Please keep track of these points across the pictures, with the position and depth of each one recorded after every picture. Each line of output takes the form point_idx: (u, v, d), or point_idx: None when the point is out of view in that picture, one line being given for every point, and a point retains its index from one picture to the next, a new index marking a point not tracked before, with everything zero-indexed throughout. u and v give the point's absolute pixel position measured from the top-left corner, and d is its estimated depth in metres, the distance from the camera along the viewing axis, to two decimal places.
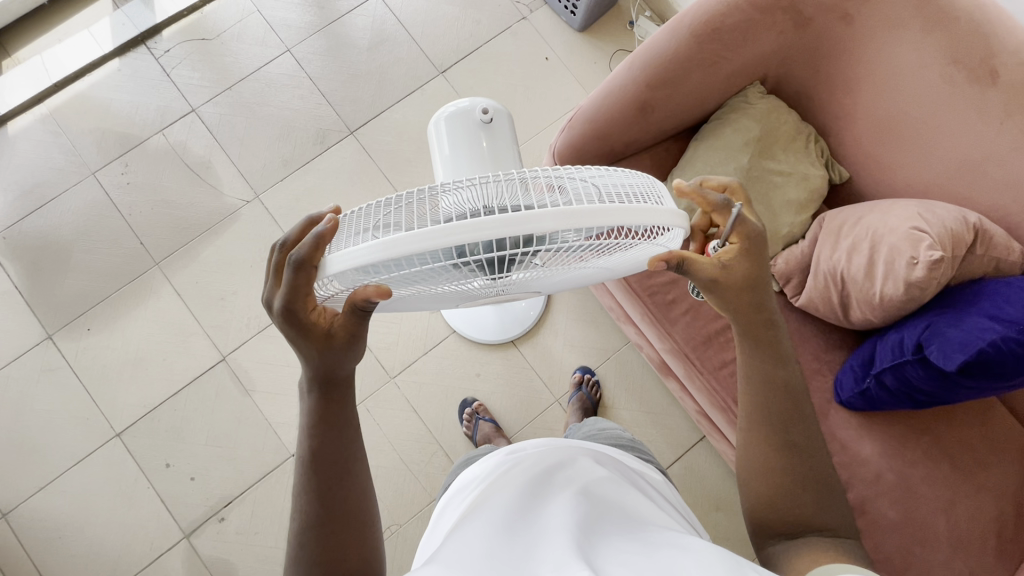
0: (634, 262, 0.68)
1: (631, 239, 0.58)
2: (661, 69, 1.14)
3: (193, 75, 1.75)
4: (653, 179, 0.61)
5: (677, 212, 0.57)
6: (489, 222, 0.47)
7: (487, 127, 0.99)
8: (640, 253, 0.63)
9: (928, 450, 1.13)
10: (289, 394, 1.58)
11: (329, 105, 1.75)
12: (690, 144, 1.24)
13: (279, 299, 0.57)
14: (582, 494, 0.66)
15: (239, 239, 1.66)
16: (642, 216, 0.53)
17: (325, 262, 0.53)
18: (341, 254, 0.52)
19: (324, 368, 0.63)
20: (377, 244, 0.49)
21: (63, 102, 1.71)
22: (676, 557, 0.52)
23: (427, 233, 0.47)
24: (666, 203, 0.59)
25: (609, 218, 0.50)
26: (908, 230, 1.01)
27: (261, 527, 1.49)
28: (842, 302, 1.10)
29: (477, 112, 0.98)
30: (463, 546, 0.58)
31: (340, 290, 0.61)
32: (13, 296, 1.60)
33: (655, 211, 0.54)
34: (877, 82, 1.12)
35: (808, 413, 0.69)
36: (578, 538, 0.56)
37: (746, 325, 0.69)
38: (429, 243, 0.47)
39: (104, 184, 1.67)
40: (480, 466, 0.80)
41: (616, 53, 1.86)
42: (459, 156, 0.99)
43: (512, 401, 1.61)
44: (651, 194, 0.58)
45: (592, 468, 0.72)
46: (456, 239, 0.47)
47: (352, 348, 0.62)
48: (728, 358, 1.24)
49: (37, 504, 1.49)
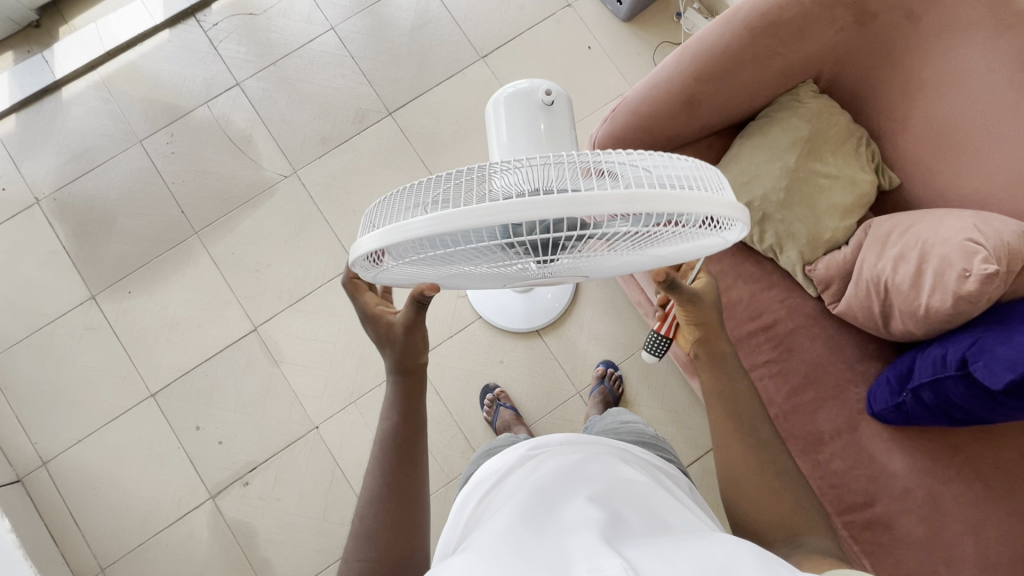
0: (682, 251, 0.67)
1: (685, 227, 0.57)
2: (711, 62, 1.11)
3: (239, 49, 1.78)
4: (710, 167, 0.60)
5: (735, 203, 0.56)
6: (546, 200, 0.46)
7: (549, 113, 0.82)
8: (689, 240, 0.62)
9: (961, 469, 1.10)
10: (317, 367, 1.61)
11: (369, 85, 1.76)
12: (735, 142, 1.21)
13: (353, 304, 0.77)
14: (609, 490, 0.66)
15: (275, 213, 1.69)
16: (699, 204, 0.52)
17: (376, 234, 0.53)
18: (394, 226, 0.52)
19: (404, 355, 0.73)
20: (433, 218, 0.48)
21: (115, 70, 1.76)
22: (707, 547, 0.52)
23: (484, 209, 0.47)
24: (724, 192, 0.57)
25: (668, 204, 0.49)
26: (962, 241, 0.97)
27: (282, 494, 1.54)
28: (883, 311, 1.08)
29: (538, 92, 0.81)
30: (488, 540, 0.59)
31: (385, 262, 0.61)
32: (61, 255, 1.66)
33: (713, 202, 0.53)
34: (941, 86, 1.07)
35: (771, 420, 0.76)
36: (607, 534, 0.56)
37: (702, 344, 0.79)
38: (485, 219, 0.47)
39: (151, 152, 1.72)
40: (506, 456, 0.80)
41: (660, 46, 1.83)
42: (517, 145, 0.82)
43: (534, 390, 1.62)
44: (709, 183, 0.57)
45: (620, 467, 0.72)
46: (513, 215, 0.46)
47: (411, 334, 0.72)
48: (758, 361, 1.20)
49: (75, 455, 1.56)
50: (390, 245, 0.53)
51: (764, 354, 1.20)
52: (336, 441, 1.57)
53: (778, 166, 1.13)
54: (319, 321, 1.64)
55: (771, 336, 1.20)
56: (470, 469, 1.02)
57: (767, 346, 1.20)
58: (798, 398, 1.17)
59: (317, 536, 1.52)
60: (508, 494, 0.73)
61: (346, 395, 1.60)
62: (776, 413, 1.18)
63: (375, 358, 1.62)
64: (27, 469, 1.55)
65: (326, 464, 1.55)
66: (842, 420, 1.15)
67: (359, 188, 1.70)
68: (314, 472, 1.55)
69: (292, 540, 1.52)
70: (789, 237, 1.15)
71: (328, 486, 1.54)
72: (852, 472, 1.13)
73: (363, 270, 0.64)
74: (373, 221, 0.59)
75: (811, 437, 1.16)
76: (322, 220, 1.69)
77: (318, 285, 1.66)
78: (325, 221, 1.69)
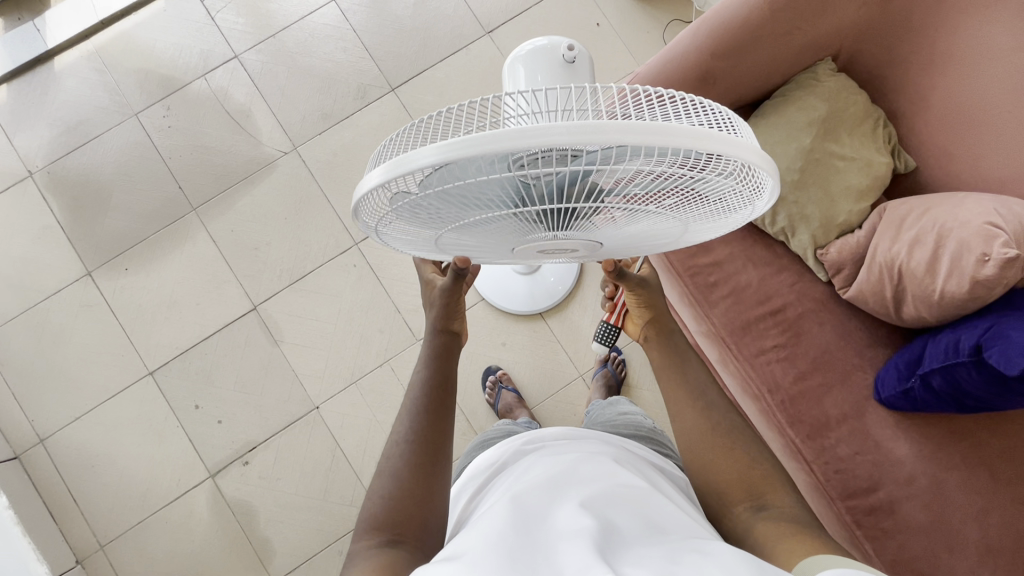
0: (703, 215, 0.64)
1: (710, 179, 0.53)
2: (728, 37, 1.08)
3: (237, 20, 1.72)
4: (742, 120, 0.55)
5: (765, 155, 0.52)
6: (564, 124, 0.42)
7: (570, 70, 0.78)
8: (712, 196, 0.58)
9: (966, 456, 1.09)
10: (317, 347, 1.60)
11: (371, 60, 1.72)
12: (749, 121, 1.18)
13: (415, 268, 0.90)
14: (606, 488, 0.66)
15: (275, 190, 1.66)
16: (727, 147, 0.47)
17: (378, 170, 0.50)
18: (398, 158, 0.48)
19: (451, 316, 0.83)
20: (439, 146, 0.45)
21: (109, 40, 1.71)
22: (701, 565, 0.52)
23: (495, 135, 0.43)
24: (753, 142, 0.54)
25: (692, 141, 0.45)
26: (982, 224, 0.95)
27: (282, 474, 1.53)
28: (896, 296, 1.07)
29: (560, 48, 0.75)
30: (481, 542, 0.59)
31: (386, 209, 0.57)
32: (56, 230, 1.63)
33: (743, 147, 0.49)
34: (964, 65, 1.06)
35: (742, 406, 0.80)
36: (600, 546, 0.55)
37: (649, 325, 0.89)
38: (495, 146, 0.43)
39: (146, 126, 1.68)
40: (497, 451, 0.82)
41: (670, 23, 1.78)
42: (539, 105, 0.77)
43: (536, 373, 1.61)
44: (739, 130, 0.53)
45: (615, 469, 0.71)
46: (526, 141, 0.43)
47: (449, 300, 0.82)
48: (765, 345, 1.17)
49: (72, 432, 1.55)
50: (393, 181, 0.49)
51: (772, 338, 1.17)
52: (337, 422, 1.56)
53: (792, 146, 1.11)
54: (319, 301, 1.62)
55: (779, 321, 1.18)
56: (464, 460, 1.02)
57: (774, 331, 1.17)
58: (805, 383, 1.15)
59: (318, 516, 1.51)
60: (503, 489, 0.72)
61: (348, 376, 1.58)
62: (783, 398, 1.16)
63: (376, 339, 1.60)
64: (25, 446, 1.54)
65: (326, 444, 1.55)
66: (849, 405, 1.14)
67: (360, 166, 1.67)
68: (314, 453, 1.54)
69: (293, 520, 1.51)
70: (801, 220, 1.13)
71: (328, 466, 1.53)
72: (857, 458, 1.12)
73: (365, 222, 0.61)
74: (377, 161, 0.55)
75: (817, 422, 1.14)
76: (323, 198, 1.65)
77: (319, 264, 1.64)
78: (326, 199, 1.65)
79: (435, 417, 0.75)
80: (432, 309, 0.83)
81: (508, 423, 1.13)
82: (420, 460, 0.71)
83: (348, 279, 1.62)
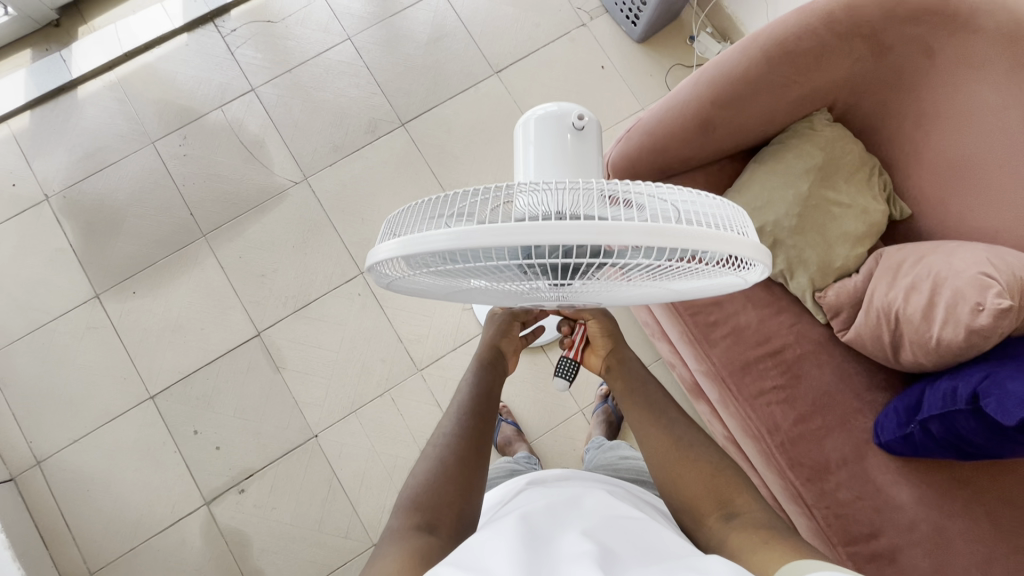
0: (699, 286, 0.66)
1: (707, 265, 0.56)
2: (728, 88, 1.13)
3: (255, 55, 1.79)
4: (737, 207, 0.59)
5: (757, 249, 0.55)
6: (571, 225, 0.45)
7: (579, 139, 0.76)
8: (706, 276, 0.61)
9: (968, 504, 1.09)
10: (318, 375, 1.60)
11: (383, 96, 1.78)
12: (748, 166, 1.22)
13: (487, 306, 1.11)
14: (606, 521, 0.68)
15: (284, 219, 1.69)
16: (720, 244, 0.50)
17: (396, 243, 0.52)
18: (412, 238, 0.51)
19: (503, 333, 1.06)
20: (454, 233, 0.47)
21: (132, 71, 1.77)
22: None
23: (506, 228, 0.46)
24: (748, 234, 0.57)
25: (686, 241, 0.48)
26: (975, 274, 0.97)
27: (278, 503, 1.52)
28: (893, 341, 1.08)
29: (569, 117, 0.75)
30: (486, 562, 0.59)
31: (401, 270, 0.60)
32: (68, 252, 1.66)
33: (735, 244, 0.52)
34: (955, 122, 1.09)
35: None
36: (600, 565, 0.56)
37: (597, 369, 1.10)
38: (505, 239, 0.46)
39: (162, 154, 1.73)
40: (501, 491, 0.91)
41: (673, 68, 1.85)
42: (544, 172, 0.75)
43: (537, 406, 1.60)
44: (734, 223, 0.56)
45: (615, 507, 0.73)
46: (532, 239, 0.45)
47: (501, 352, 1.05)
48: (765, 386, 1.18)
49: (69, 455, 1.55)
50: (407, 255, 0.52)
51: (771, 380, 1.18)
52: (335, 451, 1.55)
53: (790, 193, 1.14)
54: (323, 328, 1.63)
55: (779, 362, 1.18)
56: None
57: (774, 372, 1.18)
58: (804, 425, 1.16)
59: (311, 548, 1.49)
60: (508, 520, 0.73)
61: (348, 405, 1.58)
62: (783, 440, 1.15)
63: (378, 368, 1.61)
64: (21, 468, 1.53)
65: (323, 474, 1.54)
66: (849, 449, 1.14)
67: (367, 198, 1.71)
68: (311, 482, 1.53)
69: (287, 551, 1.49)
70: (800, 264, 1.16)
71: (325, 496, 1.52)
72: (857, 503, 1.11)
73: (379, 277, 0.64)
74: (392, 229, 0.58)
75: (817, 465, 1.14)
76: (330, 228, 1.69)
77: (324, 292, 1.66)
78: (334, 229, 1.69)
79: (481, 418, 0.90)
80: (492, 325, 1.08)
81: (511, 460, 1.20)
82: (447, 472, 0.81)
83: (352, 307, 1.64)
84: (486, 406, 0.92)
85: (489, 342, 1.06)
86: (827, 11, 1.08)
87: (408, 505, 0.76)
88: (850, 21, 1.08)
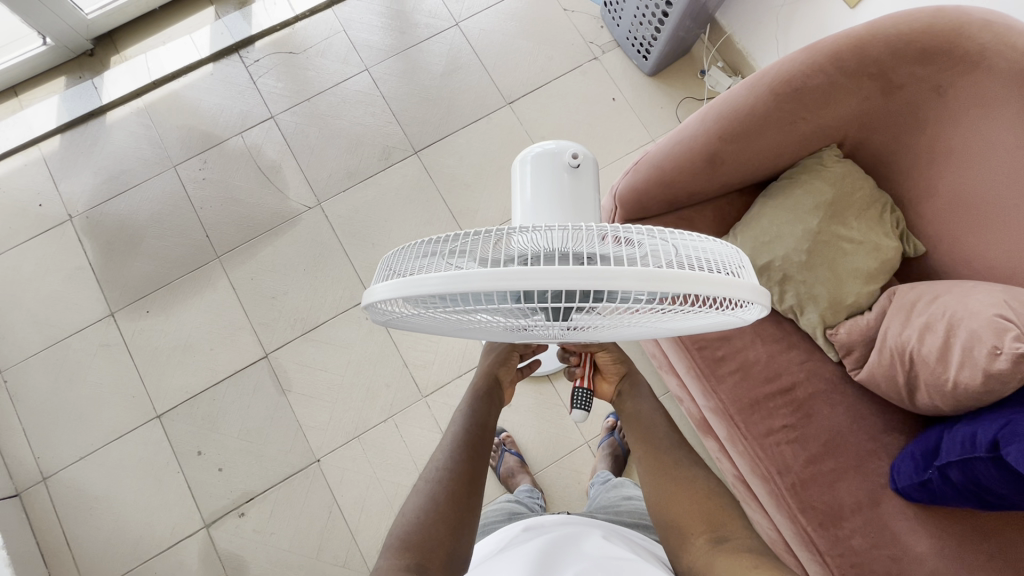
0: (699, 324, 0.65)
1: (702, 306, 0.56)
2: (736, 123, 1.13)
3: (277, 85, 1.85)
4: (734, 246, 0.59)
5: (755, 291, 0.54)
6: (565, 271, 0.45)
7: (575, 176, 0.80)
8: (706, 317, 0.60)
9: (991, 556, 1.03)
10: (323, 399, 1.60)
11: (398, 125, 1.82)
12: (755, 202, 1.22)
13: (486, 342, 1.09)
14: (600, 564, 0.67)
15: (297, 242, 1.72)
16: (716, 288, 0.50)
17: (390, 285, 0.53)
18: (408, 279, 0.51)
19: (501, 362, 1.06)
20: (448, 277, 0.48)
21: (158, 98, 1.84)
22: None
23: (500, 274, 0.46)
24: (745, 274, 0.56)
25: (680, 284, 0.48)
26: (992, 316, 0.94)
27: (278, 529, 1.50)
28: (907, 382, 1.06)
29: (565, 156, 0.80)
30: None
31: (400, 309, 0.60)
32: (87, 271, 1.70)
33: (732, 286, 0.51)
34: (968, 160, 1.08)
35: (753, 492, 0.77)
36: None
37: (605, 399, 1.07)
38: (498, 283, 0.46)
39: (183, 178, 1.78)
40: (497, 538, 0.90)
41: (683, 101, 1.87)
42: (544, 204, 0.80)
43: (542, 437, 1.57)
44: (730, 263, 0.55)
45: (610, 549, 0.71)
46: (526, 284, 0.45)
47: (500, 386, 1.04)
48: (774, 426, 1.15)
49: (75, 472, 1.55)
50: (402, 297, 0.52)
51: (781, 419, 1.15)
52: (336, 476, 1.54)
53: (800, 229, 1.14)
54: (330, 352, 1.64)
55: (790, 401, 1.15)
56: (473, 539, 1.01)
57: (784, 411, 1.15)
58: (816, 467, 1.12)
59: None
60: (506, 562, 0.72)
61: (350, 431, 1.57)
62: (793, 482, 1.12)
63: (383, 393, 1.60)
64: (27, 483, 1.54)
65: (323, 500, 1.52)
66: (863, 494, 1.09)
67: (378, 223, 1.73)
68: (310, 508, 1.51)
69: None
70: (810, 300, 1.14)
71: (324, 523, 1.50)
72: (873, 551, 1.06)
73: (377, 314, 0.64)
74: (390, 267, 0.58)
75: (829, 510, 1.09)
76: (341, 251, 1.71)
77: (333, 315, 1.67)
78: (343, 253, 1.71)
79: (480, 452, 0.89)
80: (493, 355, 1.07)
81: (512, 501, 1.18)
82: (442, 507, 0.79)
83: (359, 331, 1.65)
84: (484, 440, 0.91)
85: (487, 371, 1.06)
86: (835, 50, 1.08)
87: (403, 539, 0.75)
88: (859, 60, 1.08)
